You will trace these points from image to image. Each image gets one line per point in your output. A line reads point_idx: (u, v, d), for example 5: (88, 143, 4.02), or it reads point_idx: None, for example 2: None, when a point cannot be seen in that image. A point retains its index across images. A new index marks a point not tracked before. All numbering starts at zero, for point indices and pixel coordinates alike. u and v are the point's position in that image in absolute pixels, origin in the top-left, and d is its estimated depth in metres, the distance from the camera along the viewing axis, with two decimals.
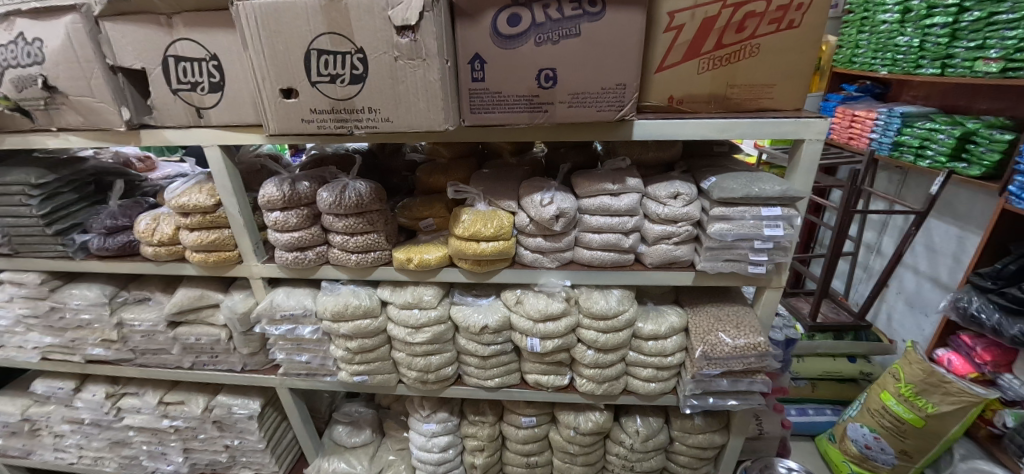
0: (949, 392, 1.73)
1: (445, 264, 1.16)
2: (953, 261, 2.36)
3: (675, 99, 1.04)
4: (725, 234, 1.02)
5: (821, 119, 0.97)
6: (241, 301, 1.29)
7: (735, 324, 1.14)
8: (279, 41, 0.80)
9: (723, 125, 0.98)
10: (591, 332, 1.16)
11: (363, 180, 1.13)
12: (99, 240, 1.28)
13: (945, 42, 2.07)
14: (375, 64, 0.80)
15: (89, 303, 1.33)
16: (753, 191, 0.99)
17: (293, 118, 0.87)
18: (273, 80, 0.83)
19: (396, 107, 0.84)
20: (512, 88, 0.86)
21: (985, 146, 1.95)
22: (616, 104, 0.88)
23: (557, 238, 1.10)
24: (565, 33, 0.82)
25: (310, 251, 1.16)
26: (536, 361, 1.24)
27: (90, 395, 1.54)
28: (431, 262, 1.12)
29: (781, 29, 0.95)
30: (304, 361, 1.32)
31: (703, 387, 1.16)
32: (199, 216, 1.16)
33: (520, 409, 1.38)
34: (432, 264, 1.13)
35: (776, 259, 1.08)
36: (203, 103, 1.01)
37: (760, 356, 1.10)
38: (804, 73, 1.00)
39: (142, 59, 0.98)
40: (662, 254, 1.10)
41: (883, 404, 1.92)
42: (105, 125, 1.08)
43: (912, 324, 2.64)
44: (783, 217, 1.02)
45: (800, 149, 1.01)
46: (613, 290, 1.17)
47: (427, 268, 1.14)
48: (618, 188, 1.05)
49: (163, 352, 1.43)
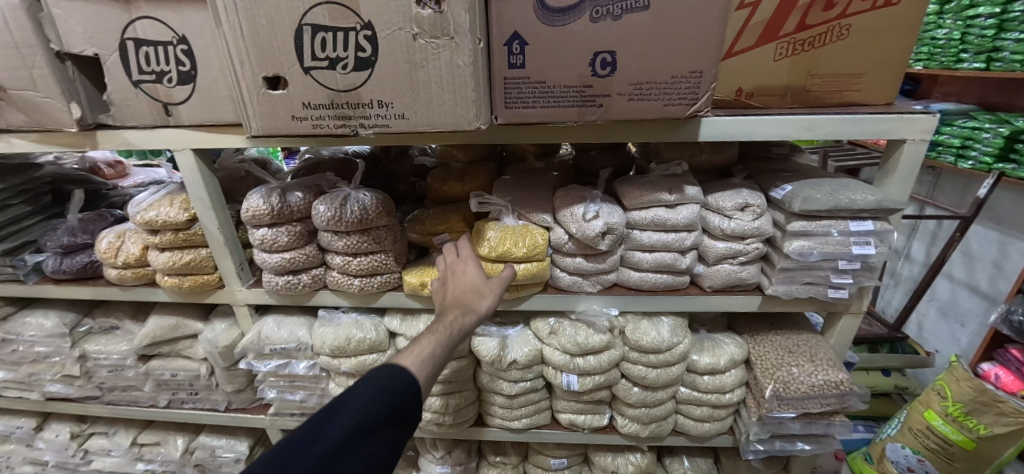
0: (1003, 412, 1.39)
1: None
2: (993, 268, 2.14)
3: (744, 92, 0.86)
4: (806, 253, 0.85)
5: (928, 116, 0.79)
6: (223, 332, 1.10)
7: (810, 357, 0.97)
8: (262, 14, 0.61)
9: (808, 122, 0.81)
10: (639, 367, 0.99)
11: (368, 190, 0.95)
12: (54, 261, 1.08)
13: (991, 34, 1.91)
14: (387, 43, 0.62)
15: (46, 334, 1.14)
16: (842, 202, 0.82)
17: (280, 115, 0.68)
18: (254, 65, 0.65)
19: (414, 99, 0.66)
20: (559, 77, 0.69)
21: None
22: (688, 97, 0.70)
23: (601, 258, 0.92)
24: (630, 5, 0.64)
25: (305, 275, 0.98)
26: (571, 399, 1.07)
27: (53, 435, 1.34)
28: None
29: (878, 7, 0.78)
30: (299, 400, 1.14)
31: (770, 430, 0.99)
32: (170, 234, 0.97)
33: (549, 450, 1.21)
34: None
35: (862, 282, 0.91)
36: (172, 97, 0.83)
37: (841, 395, 0.93)
38: (901, 61, 0.83)
39: (94, 43, 0.78)
40: (724, 277, 0.93)
41: (927, 424, 1.52)
42: (52, 125, 0.88)
43: (945, 334, 2.42)
44: (875, 232, 0.85)
45: (899, 152, 0.84)
46: (663, 317, 1.00)
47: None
48: (675, 198, 0.87)
49: (134, 388, 1.24)
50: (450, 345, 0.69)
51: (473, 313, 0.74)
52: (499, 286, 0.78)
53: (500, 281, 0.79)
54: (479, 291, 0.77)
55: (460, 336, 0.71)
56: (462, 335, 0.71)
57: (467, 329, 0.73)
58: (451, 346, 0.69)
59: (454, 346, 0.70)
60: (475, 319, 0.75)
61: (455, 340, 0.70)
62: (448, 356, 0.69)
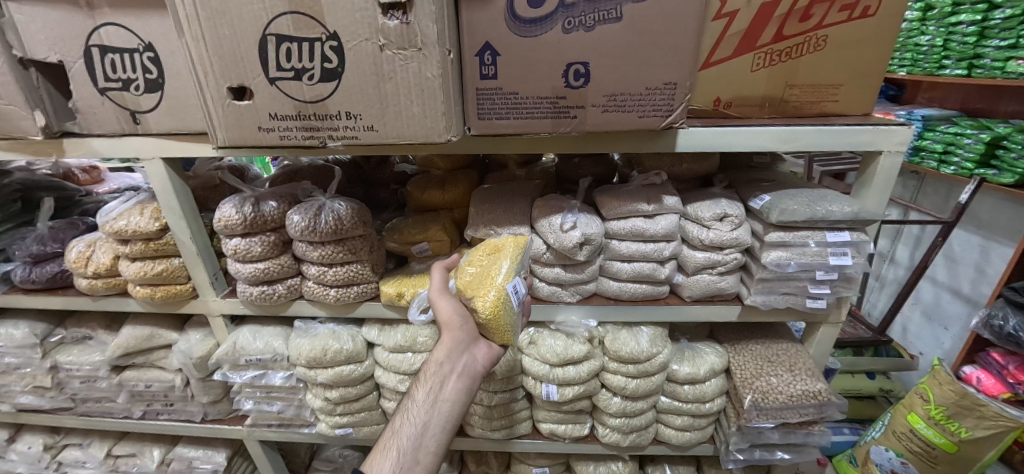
0: (984, 416, 1.41)
1: (511, 308, 0.77)
2: (976, 272, 2.16)
3: (721, 102, 0.85)
4: (784, 264, 0.85)
5: (903, 127, 0.80)
6: (197, 343, 1.08)
7: (788, 366, 0.97)
8: (225, 23, 0.60)
9: (785, 134, 0.81)
10: (618, 378, 0.99)
11: (344, 199, 0.93)
12: (23, 270, 1.06)
13: (972, 41, 1.92)
14: (353, 54, 0.61)
15: (15, 345, 1.11)
16: (819, 213, 0.82)
17: (245, 125, 0.67)
18: (218, 74, 0.63)
19: (383, 111, 0.65)
20: (531, 88, 0.68)
21: (1017, 152, 1.79)
22: (662, 108, 0.70)
23: (579, 268, 0.92)
24: (602, 17, 0.63)
25: (280, 285, 0.96)
26: (551, 409, 1.06)
27: (24, 447, 1.31)
28: (499, 333, 0.79)
29: (853, 18, 0.78)
30: (276, 411, 1.13)
31: (750, 440, 0.99)
32: (141, 244, 0.95)
33: (531, 459, 1.22)
34: (502, 333, 0.78)
35: (839, 293, 0.90)
36: (139, 105, 0.80)
37: (820, 405, 0.93)
38: (879, 72, 0.82)
39: (58, 49, 0.75)
40: (703, 287, 0.93)
41: (910, 426, 1.54)
42: (16, 133, 0.85)
43: (929, 337, 2.44)
44: (852, 243, 0.85)
45: (875, 164, 0.84)
46: (643, 327, 0.99)
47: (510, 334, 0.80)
48: (654, 208, 0.87)
49: (107, 399, 1.22)
50: (454, 404, 0.76)
51: (446, 366, 0.77)
52: (453, 321, 0.80)
53: (455, 313, 0.81)
54: (439, 344, 0.79)
55: (463, 388, 0.77)
56: (460, 390, 0.77)
57: (466, 377, 0.78)
58: (451, 405, 0.76)
59: (470, 388, 0.78)
60: (462, 362, 0.78)
61: (451, 395, 0.76)
62: (467, 400, 0.78)
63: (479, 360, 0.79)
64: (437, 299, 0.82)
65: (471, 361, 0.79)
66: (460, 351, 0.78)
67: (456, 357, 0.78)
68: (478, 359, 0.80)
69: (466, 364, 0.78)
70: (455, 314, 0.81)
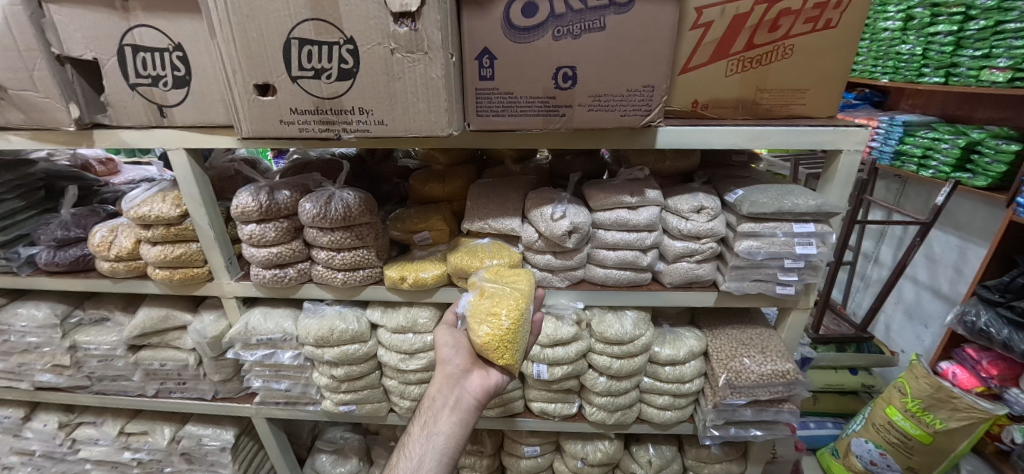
0: (958, 408, 1.47)
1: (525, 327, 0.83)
2: (954, 272, 2.22)
3: (699, 104, 0.92)
4: (754, 253, 0.93)
5: (860, 129, 0.89)
6: (211, 324, 1.15)
7: (760, 348, 1.05)
8: (254, 28, 0.68)
9: (755, 133, 0.90)
10: (604, 358, 1.07)
11: (351, 189, 1.01)
12: (47, 254, 1.12)
13: (949, 50, 2.01)
14: (367, 57, 0.69)
15: (37, 325, 1.17)
16: (786, 206, 0.89)
17: (268, 118, 0.74)
18: (246, 73, 0.71)
19: (392, 107, 0.72)
20: (525, 89, 0.76)
21: (991, 157, 1.88)
22: (642, 108, 0.78)
23: (568, 255, 0.99)
24: (588, 26, 0.72)
25: (291, 268, 1.04)
26: (542, 388, 1.15)
27: (41, 425, 1.37)
28: (505, 350, 0.81)
29: (817, 29, 0.85)
30: (284, 389, 1.20)
31: (725, 417, 1.07)
32: (162, 229, 1.02)
33: (523, 438, 1.30)
34: (508, 348, 0.81)
35: (806, 280, 0.99)
36: (166, 100, 0.88)
37: (788, 384, 1.01)
38: (841, 78, 0.90)
39: (94, 48, 0.83)
40: (682, 273, 1.00)
41: (889, 419, 1.62)
42: (50, 124, 0.92)
43: (910, 335, 2.50)
44: (816, 234, 0.93)
45: (837, 161, 0.94)
46: (628, 311, 1.08)
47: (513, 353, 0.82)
48: (637, 200, 0.95)
49: (122, 378, 1.29)
50: (449, 437, 0.79)
51: (439, 400, 0.82)
52: (443, 354, 0.86)
53: (449, 345, 0.87)
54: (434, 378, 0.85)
55: (457, 421, 0.80)
56: (455, 422, 0.80)
57: (458, 409, 0.81)
58: (446, 438, 0.79)
59: (465, 421, 0.82)
60: (453, 396, 0.82)
61: (445, 428, 0.79)
62: (461, 435, 0.81)
63: (470, 393, 0.82)
64: (438, 334, 0.91)
65: (464, 394, 0.82)
66: (452, 384, 0.82)
67: (448, 391, 0.82)
68: (471, 391, 0.83)
69: (457, 397, 0.82)
70: (448, 348, 0.87)
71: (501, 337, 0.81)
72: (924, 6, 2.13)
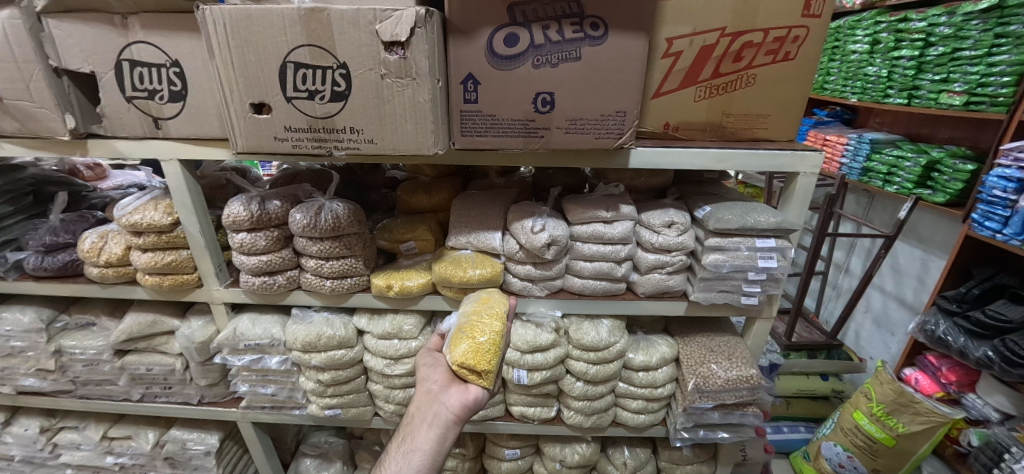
0: (918, 412, 1.55)
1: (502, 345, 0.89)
2: (917, 283, 2.34)
3: (671, 126, 0.98)
4: (720, 266, 1.00)
5: (816, 153, 0.97)
6: (199, 329, 1.18)
7: (727, 355, 1.12)
8: (252, 52, 0.72)
9: (719, 155, 0.97)
10: (580, 364, 1.12)
11: (341, 200, 1.04)
12: (35, 259, 1.13)
13: (911, 74, 2.12)
14: (359, 81, 0.73)
15: (22, 329, 1.18)
16: (748, 222, 0.97)
17: (263, 135, 0.79)
18: (243, 92, 0.75)
19: (382, 127, 0.77)
20: (506, 112, 0.81)
21: (949, 175, 2.00)
22: (615, 131, 0.84)
23: (548, 266, 1.05)
24: (565, 56, 0.78)
25: (280, 276, 1.07)
26: (522, 393, 1.20)
27: (22, 429, 1.36)
28: (489, 356, 0.84)
29: (777, 61, 0.92)
30: (269, 393, 1.23)
31: (694, 419, 1.13)
32: (153, 236, 1.05)
33: (504, 441, 1.35)
34: (494, 354, 0.85)
35: (769, 291, 1.06)
36: (162, 112, 0.91)
37: (752, 389, 1.09)
38: (799, 105, 0.98)
39: (91, 62, 0.85)
40: (655, 284, 1.07)
41: (855, 423, 1.71)
42: (44, 133, 0.94)
43: (878, 343, 2.61)
44: (777, 248, 1.00)
45: (795, 182, 1.02)
46: (604, 320, 1.13)
47: (495, 360, 0.85)
48: (612, 215, 1.00)
49: (107, 383, 1.30)
50: (427, 454, 0.79)
51: (417, 417, 0.82)
52: (424, 374, 0.89)
53: (432, 365, 0.89)
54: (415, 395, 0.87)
55: (434, 438, 0.80)
56: (432, 438, 0.80)
57: (435, 426, 0.81)
58: (423, 455, 0.78)
59: (442, 437, 0.81)
60: (431, 412, 0.82)
61: (422, 445, 0.80)
62: (440, 451, 0.81)
63: (447, 408, 0.82)
64: (421, 356, 0.93)
65: (441, 410, 0.82)
66: (430, 401, 0.83)
67: (426, 407, 0.83)
68: (449, 406, 0.83)
69: (435, 413, 0.82)
70: (428, 368, 0.89)
71: (490, 343, 0.85)
72: (890, 31, 2.26)
